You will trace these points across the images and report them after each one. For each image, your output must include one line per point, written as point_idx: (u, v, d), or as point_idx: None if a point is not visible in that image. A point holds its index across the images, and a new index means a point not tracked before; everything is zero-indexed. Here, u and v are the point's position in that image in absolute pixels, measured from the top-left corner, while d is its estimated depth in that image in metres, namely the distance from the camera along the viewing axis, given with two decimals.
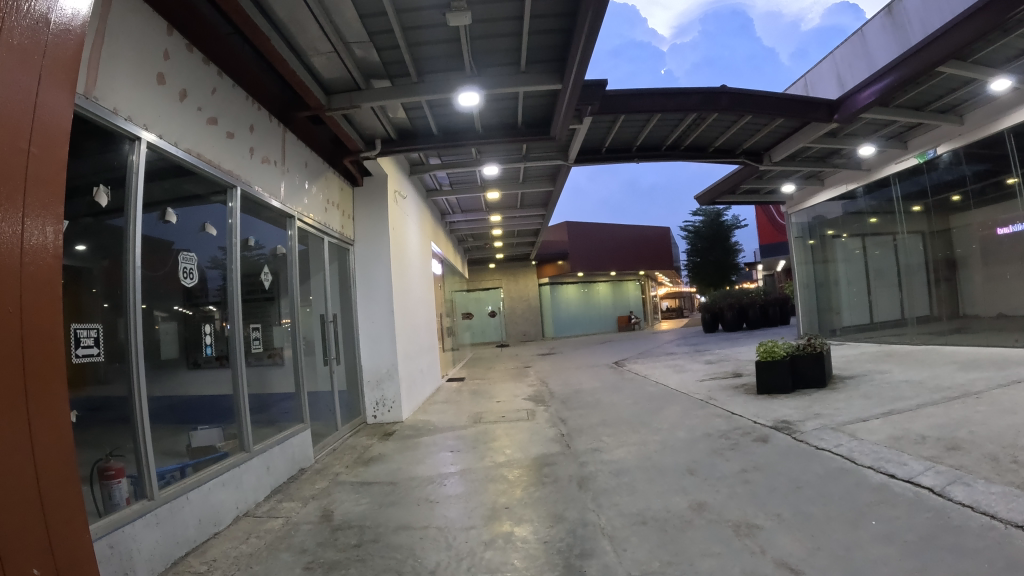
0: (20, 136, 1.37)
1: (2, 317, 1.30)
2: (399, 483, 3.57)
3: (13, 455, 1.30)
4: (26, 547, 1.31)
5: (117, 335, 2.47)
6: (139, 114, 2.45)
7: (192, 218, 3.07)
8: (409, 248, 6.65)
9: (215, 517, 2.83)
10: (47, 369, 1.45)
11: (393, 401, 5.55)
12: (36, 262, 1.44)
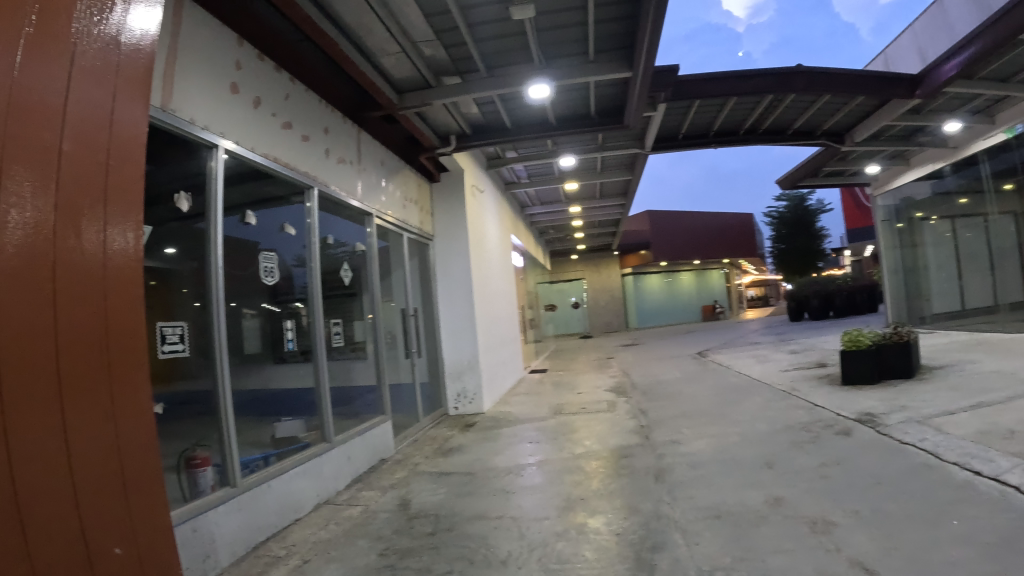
0: (97, 151, 1.54)
1: (84, 316, 1.48)
2: (477, 474, 3.63)
3: (96, 438, 1.49)
4: (108, 516, 1.50)
5: (204, 332, 2.63)
6: (215, 123, 2.58)
7: (272, 219, 3.21)
8: (489, 242, 6.76)
9: (295, 504, 2.96)
10: (132, 363, 1.64)
11: (475, 393, 5.61)
12: (121, 261, 1.62)
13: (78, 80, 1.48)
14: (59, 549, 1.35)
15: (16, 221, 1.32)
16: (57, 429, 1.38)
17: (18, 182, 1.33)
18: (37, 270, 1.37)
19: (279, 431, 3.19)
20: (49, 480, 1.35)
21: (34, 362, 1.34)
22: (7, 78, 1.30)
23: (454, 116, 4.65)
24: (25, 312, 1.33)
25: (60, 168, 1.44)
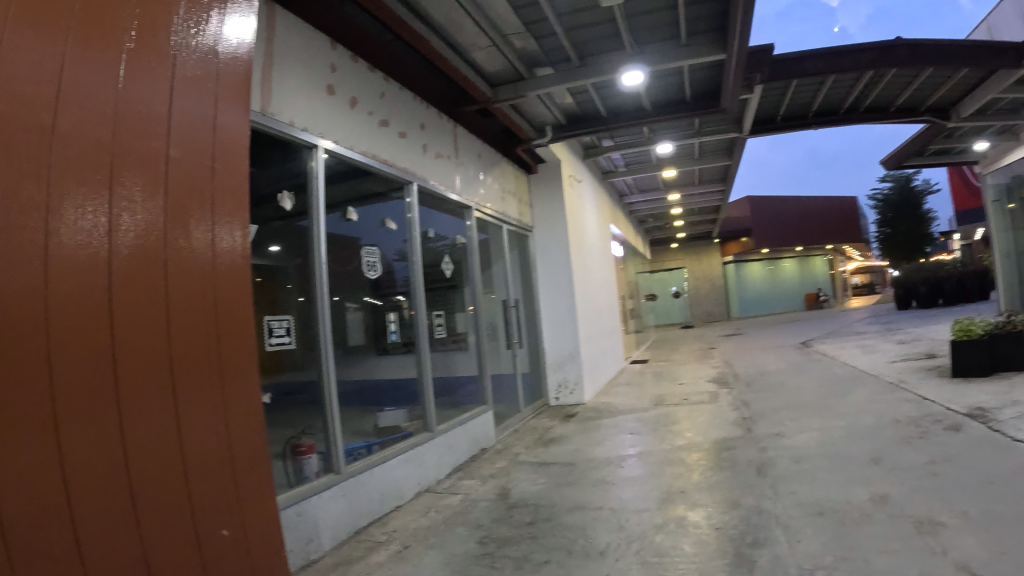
0: (202, 154, 1.69)
1: (195, 310, 1.62)
2: (577, 464, 3.63)
3: (206, 424, 1.62)
4: (216, 496, 1.62)
5: (308, 326, 2.74)
6: (314, 124, 2.69)
7: (374, 213, 3.30)
8: (589, 233, 6.73)
9: (397, 492, 3.05)
10: (241, 355, 1.76)
11: (575, 383, 5.58)
12: (230, 259, 1.76)
13: (181, 90, 1.64)
14: (170, 523, 1.48)
15: (130, 222, 1.48)
16: (169, 412, 1.53)
17: (131, 187, 1.49)
18: (149, 266, 1.52)
19: (382, 420, 3.26)
20: (161, 458, 1.48)
21: (149, 351, 1.49)
22: (113, 90, 1.45)
23: (549, 107, 4.64)
24: (138, 307, 1.47)
25: (167, 171, 1.59)
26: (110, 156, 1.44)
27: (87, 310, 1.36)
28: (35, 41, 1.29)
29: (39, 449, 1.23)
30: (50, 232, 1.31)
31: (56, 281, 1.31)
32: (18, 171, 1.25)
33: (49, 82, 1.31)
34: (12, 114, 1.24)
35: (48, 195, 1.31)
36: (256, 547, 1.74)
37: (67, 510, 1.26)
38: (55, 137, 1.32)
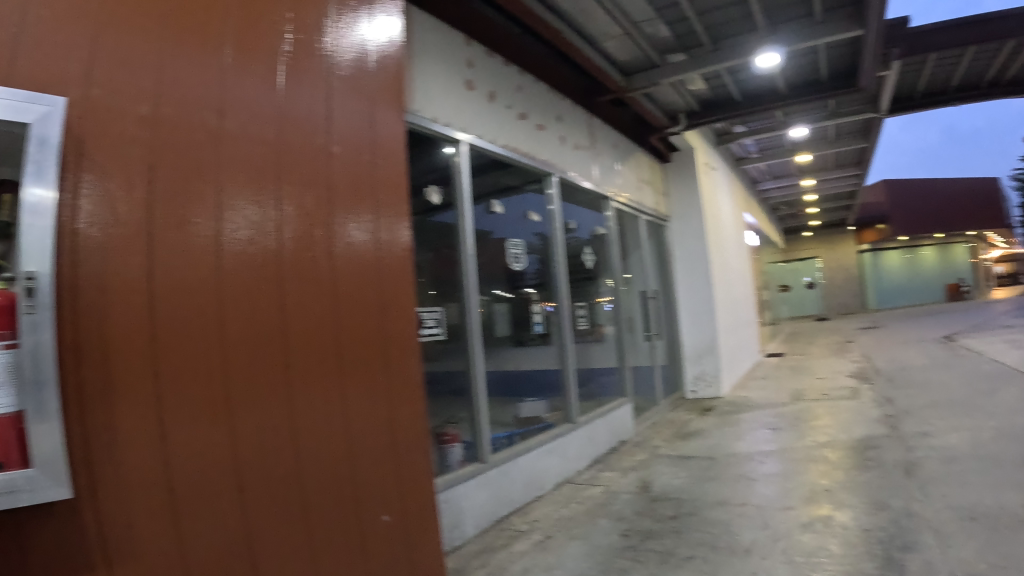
0: (363, 150, 1.77)
1: (360, 301, 1.69)
2: (717, 459, 3.54)
3: (370, 410, 1.68)
4: (377, 483, 1.68)
5: (455, 319, 2.79)
6: (455, 119, 2.76)
7: (515, 206, 3.37)
8: (724, 223, 6.53)
9: (539, 481, 3.09)
10: (404, 345, 1.82)
11: (713, 376, 5.43)
12: (390, 255, 1.81)
13: (339, 93, 1.72)
14: (332, 506, 1.56)
15: (296, 219, 1.57)
16: (336, 401, 1.60)
17: (295, 185, 1.58)
18: (317, 261, 1.60)
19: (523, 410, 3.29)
20: (326, 445, 1.56)
21: (317, 342, 1.57)
22: (274, 92, 1.56)
23: (681, 94, 4.54)
24: (307, 300, 1.56)
25: (331, 166, 1.67)
26: (275, 157, 1.55)
27: (259, 305, 1.47)
28: (192, 58, 1.42)
29: (211, 434, 1.35)
30: (223, 232, 1.42)
31: (231, 276, 1.42)
32: (186, 177, 1.38)
33: (211, 94, 1.44)
34: (176, 125, 1.38)
35: (220, 196, 1.43)
36: (416, 536, 1.78)
37: (234, 490, 1.38)
38: (222, 143, 1.45)
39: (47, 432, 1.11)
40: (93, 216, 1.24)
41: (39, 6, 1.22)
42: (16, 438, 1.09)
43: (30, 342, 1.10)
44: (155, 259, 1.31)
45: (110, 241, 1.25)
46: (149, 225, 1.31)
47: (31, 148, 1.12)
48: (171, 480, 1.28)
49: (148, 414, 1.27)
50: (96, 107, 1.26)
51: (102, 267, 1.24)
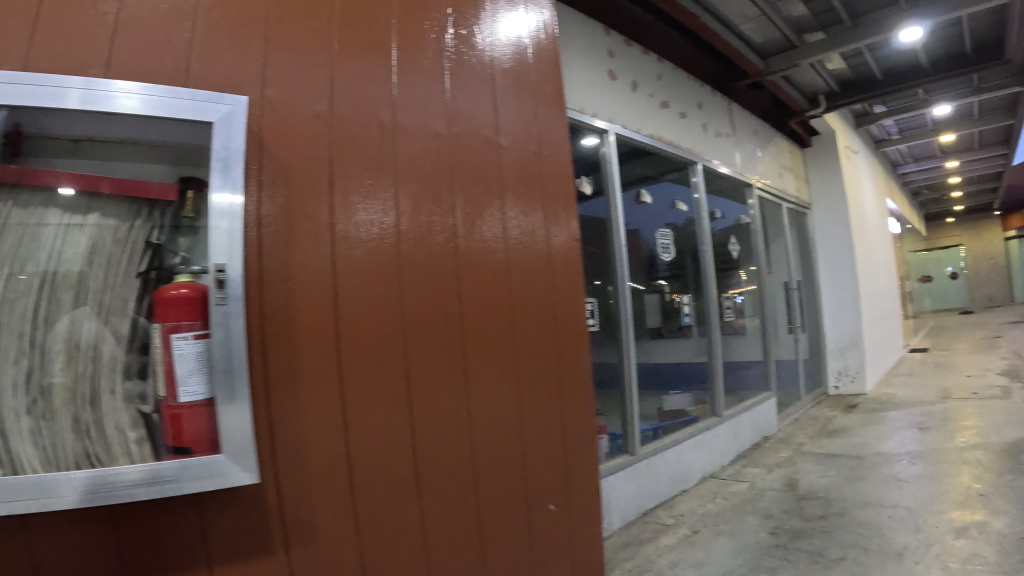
0: (529, 144, 1.74)
1: (531, 300, 1.67)
2: (865, 459, 3.35)
3: (540, 408, 1.68)
4: (543, 472, 1.68)
5: (610, 310, 2.76)
6: (601, 111, 2.75)
7: (663, 195, 3.37)
8: (868, 210, 6.20)
9: (684, 475, 3.03)
10: (574, 342, 1.79)
11: (857, 372, 5.18)
12: (558, 248, 1.78)
13: (504, 96, 1.70)
14: (500, 493, 1.57)
15: (472, 212, 1.57)
16: (509, 391, 1.60)
17: (466, 182, 1.58)
18: (490, 252, 1.60)
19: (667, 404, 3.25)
20: (496, 433, 1.56)
21: (492, 331, 1.57)
22: (441, 88, 1.58)
23: (819, 74, 4.33)
24: (481, 289, 1.56)
25: (500, 164, 1.66)
26: (449, 154, 1.55)
27: (437, 294, 1.47)
28: (362, 64, 1.46)
29: (391, 419, 1.38)
30: (401, 226, 1.44)
31: (410, 267, 1.44)
32: (367, 172, 1.41)
33: (382, 92, 1.47)
34: (354, 126, 1.41)
35: (396, 192, 1.45)
36: (577, 525, 1.77)
37: (412, 473, 1.41)
38: (397, 141, 1.47)
39: (235, 414, 1.19)
40: (280, 209, 1.29)
41: (208, 10, 1.31)
42: (206, 420, 1.19)
43: (222, 335, 1.17)
44: (339, 250, 1.34)
45: (300, 236, 1.30)
46: (335, 227, 1.35)
47: (215, 162, 1.21)
48: (351, 463, 1.33)
49: (332, 400, 1.31)
50: (272, 108, 1.33)
51: (284, 256, 1.28)
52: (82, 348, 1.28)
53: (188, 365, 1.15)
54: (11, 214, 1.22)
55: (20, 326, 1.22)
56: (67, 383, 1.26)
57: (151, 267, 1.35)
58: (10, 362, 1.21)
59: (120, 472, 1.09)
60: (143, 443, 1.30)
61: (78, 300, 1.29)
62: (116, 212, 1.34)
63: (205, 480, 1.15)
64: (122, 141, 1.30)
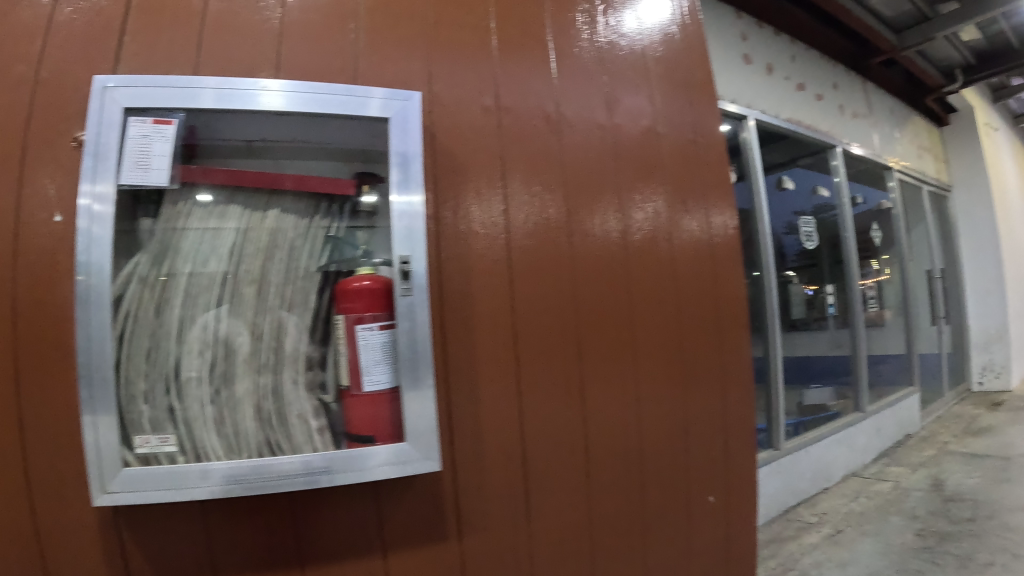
0: (685, 131, 1.67)
1: (698, 293, 1.63)
2: (1015, 459, 3.16)
3: (705, 403, 1.65)
4: (705, 467, 1.67)
5: (760, 300, 2.82)
6: (743, 96, 2.78)
7: (806, 181, 3.58)
8: (1011, 188, 5.89)
9: (826, 473, 3.04)
10: (740, 335, 1.72)
11: (1003, 367, 5.35)
12: (729, 238, 1.71)
13: (661, 92, 1.66)
14: (662, 489, 1.59)
15: (642, 210, 1.56)
16: (675, 389, 1.59)
17: (633, 172, 1.56)
18: (659, 249, 1.58)
19: (807, 397, 3.35)
20: (662, 431, 1.57)
21: (661, 330, 1.56)
22: (598, 80, 1.56)
23: (953, 46, 4.09)
24: (651, 288, 1.54)
25: (661, 156, 1.61)
26: (613, 145, 1.54)
27: (608, 294, 1.48)
28: (520, 63, 1.49)
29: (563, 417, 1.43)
30: (574, 225, 1.45)
31: (583, 267, 1.45)
32: (535, 168, 1.44)
33: (542, 86, 1.49)
34: (519, 121, 1.44)
35: (567, 191, 1.46)
36: (739, 520, 1.76)
37: (582, 470, 1.46)
38: (563, 133, 1.48)
39: (418, 401, 1.24)
40: (454, 205, 1.34)
41: (367, 34, 1.43)
42: (388, 407, 1.27)
43: (407, 326, 1.22)
44: (514, 250, 1.38)
45: (478, 235, 1.34)
46: (508, 228, 1.38)
47: (395, 159, 1.26)
48: (523, 459, 1.40)
49: (508, 398, 1.37)
50: (439, 102, 1.39)
51: (462, 255, 1.33)
52: (265, 340, 1.35)
53: (372, 355, 1.21)
54: (192, 216, 1.34)
55: (204, 319, 1.32)
56: (250, 373, 1.33)
57: (330, 261, 1.40)
58: (197, 353, 1.30)
59: (273, 464, 1.19)
60: (324, 433, 1.34)
61: (258, 294, 1.36)
62: (296, 210, 1.42)
63: (354, 472, 1.20)
64: (292, 141, 1.41)
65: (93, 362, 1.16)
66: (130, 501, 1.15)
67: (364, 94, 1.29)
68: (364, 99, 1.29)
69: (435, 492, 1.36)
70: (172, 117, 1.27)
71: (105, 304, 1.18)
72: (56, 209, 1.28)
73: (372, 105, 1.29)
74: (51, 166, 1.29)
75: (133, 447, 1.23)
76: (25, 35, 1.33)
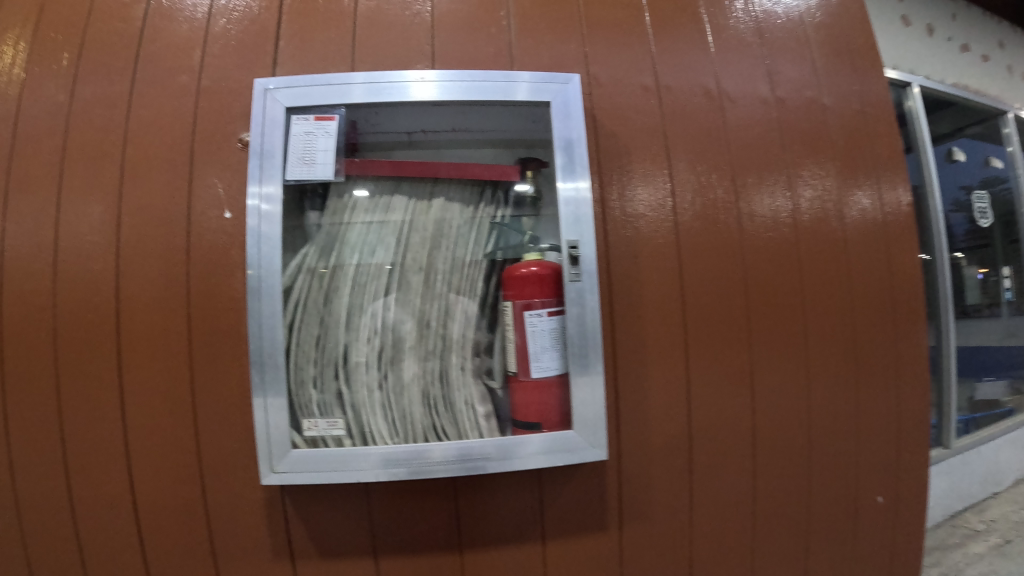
0: (851, 99, 1.73)
1: (868, 273, 1.63)
2: None
3: (877, 386, 1.62)
4: (878, 467, 1.64)
5: (932, 281, 2.76)
6: (903, 62, 2.76)
7: (978, 153, 3.32)
8: None
9: (996, 477, 2.95)
10: (914, 319, 1.67)
11: None
12: (902, 218, 1.70)
13: (823, 62, 1.73)
14: (829, 482, 1.59)
15: (810, 186, 1.62)
16: (848, 380, 1.59)
17: (799, 146, 1.63)
18: (829, 232, 1.61)
19: (979, 392, 3.36)
20: (832, 422, 1.58)
21: (833, 319, 1.58)
22: (759, 56, 1.67)
23: None
24: (822, 276, 1.58)
25: (830, 138, 1.67)
26: (776, 118, 1.63)
27: (777, 281, 1.54)
28: (673, 45, 1.61)
29: (733, 399, 1.49)
30: (741, 205, 1.55)
31: (752, 254, 1.53)
32: (697, 147, 1.55)
33: (706, 64, 1.62)
34: (680, 102, 1.57)
35: (733, 173, 1.56)
36: (909, 525, 1.71)
37: (749, 457, 1.51)
38: (724, 109, 1.59)
39: (587, 385, 1.30)
40: (620, 188, 1.49)
41: (518, 21, 1.55)
42: (554, 393, 1.32)
43: (577, 311, 1.28)
44: (683, 235, 1.50)
45: (644, 219, 1.49)
46: (676, 213, 1.51)
47: (558, 146, 1.32)
48: (691, 440, 1.48)
49: (678, 379, 1.47)
50: (599, 84, 1.54)
51: (629, 239, 1.48)
52: (432, 326, 1.38)
53: (541, 340, 1.29)
54: (357, 209, 1.41)
55: (373, 306, 1.38)
56: (417, 359, 1.37)
57: (496, 248, 1.41)
58: (365, 340, 1.37)
59: (429, 452, 1.25)
60: (490, 419, 1.36)
61: (425, 281, 1.40)
62: (461, 198, 1.46)
63: (505, 460, 1.26)
64: (452, 130, 1.45)
65: (266, 348, 1.26)
66: (298, 481, 1.25)
67: (511, 79, 1.32)
68: (510, 83, 1.32)
69: (598, 484, 1.46)
70: (334, 113, 1.35)
71: (275, 294, 1.27)
72: (224, 207, 1.47)
73: (520, 89, 1.32)
74: (219, 166, 1.49)
75: (302, 430, 1.32)
76: (187, 48, 1.54)
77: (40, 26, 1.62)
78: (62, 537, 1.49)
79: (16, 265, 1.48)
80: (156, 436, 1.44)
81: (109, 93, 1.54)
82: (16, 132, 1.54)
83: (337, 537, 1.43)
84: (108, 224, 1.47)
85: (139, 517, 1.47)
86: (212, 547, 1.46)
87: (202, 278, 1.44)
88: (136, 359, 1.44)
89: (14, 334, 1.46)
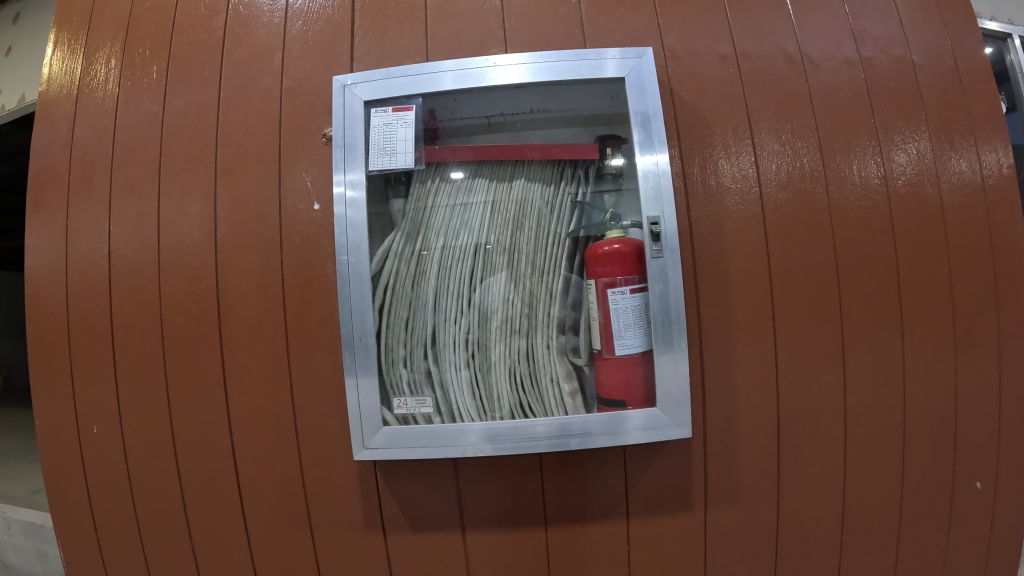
0: (943, 56, 1.65)
1: (966, 239, 1.55)
2: None
3: (977, 359, 1.55)
4: (977, 448, 1.57)
5: None
6: (1003, 12, 2.61)
7: None
8: None
9: None
10: (1017, 286, 1.58)
11: None
12: (1004, 182, 1.61)
13: (910, 17, 1.66)
14: (925, 463, 1.53)
15: (905, 151, 1.56)
16: (946, 353, 1.53)
17: (890, 109, 1.57)
18: (924, 198, 1.55)
19: None
20: (928, 398, 1.52)
21: (930, 290, 1.52)
22: (841, 18, 1.61)
23: None
24: (917, 244, 1.52)
25: (923, 98, 1.60)
26: (863, 80, 1.58)
27: (870, 251, 1.49)
28: (750, 9, 1.57)
29: (825, 375, 1.46)
30: (830, 174, 1.51)
31: (843, 223, 1.49)
32: (782, 113, 1.52)
33: (786, 27, 1.57)
34: (761, 68, 1.54)
35: (821, 141, 1.52)
36: (1009, 509, 1.63)
37: (839, 435, 1.48)
38: (807, 73, 1.55)
39: (670, 361, 1.30)
40: (703, 159, 1.48)
41: None
42: (640, 369, 1.33)
43: (659, 288, 1.29)
44: (769, 207, 1.47)
45: (729, 191, 1.47)
46: (760, 184, 1.48)
47: (635, 119, 1.32)
48: (779, 417, 1.46)
49: (765, 354, 1.45)
50: (674, 56, 1.52)
51: (714, 212, 1.46)
52: (518, 306, 1.41)
53: (623, 318, 1.30)
54: (440, 193, 1.46)
55: (458, 288, 1.42)
56: (503, 338, 1.40)
57: (579, 226, 1.42)
58: (452, 321, 1.41)
59: (534, 426, 1.30)
60: (575, 396, 1.38)
61: (509, 261, 1.42)
62: (542, 178, 1.47)
63: (608, 435, 1.29)
64: (529, 111, 1.46)
65: (358, 331, 1.33)
66: (389, 456, 1.34)
67: (603, 56, 1.33)
68: (600, 61, 1.33)
69: (683, 464, 1.46)
70: (412, 103, 1.39)
71: (365, 279, 1.34)
72: (313, 199, 1.53)
73: (610, 66, 1.33)
74: (305, 162, 1.54)
75: (393, 407, 1.39)
76: (268, 52, 1.61)
77: (127, 42, 1.73)
78: (173, 518, 1.60)
79: (125, 263, 1.60)
80: (257, 420, 1.53)
81: (198, 100, 1.62)
82: (115, 142, 1.66)
83: (428, 513, 1.49)
84: (204, 223, 1.56)
85: (243, 496, 1.56)
86: (310, 524, 1.53)
87: (295, 268, 1.51)
88: (237, 348, 1.53)
89: (126, 329, 1.58)
